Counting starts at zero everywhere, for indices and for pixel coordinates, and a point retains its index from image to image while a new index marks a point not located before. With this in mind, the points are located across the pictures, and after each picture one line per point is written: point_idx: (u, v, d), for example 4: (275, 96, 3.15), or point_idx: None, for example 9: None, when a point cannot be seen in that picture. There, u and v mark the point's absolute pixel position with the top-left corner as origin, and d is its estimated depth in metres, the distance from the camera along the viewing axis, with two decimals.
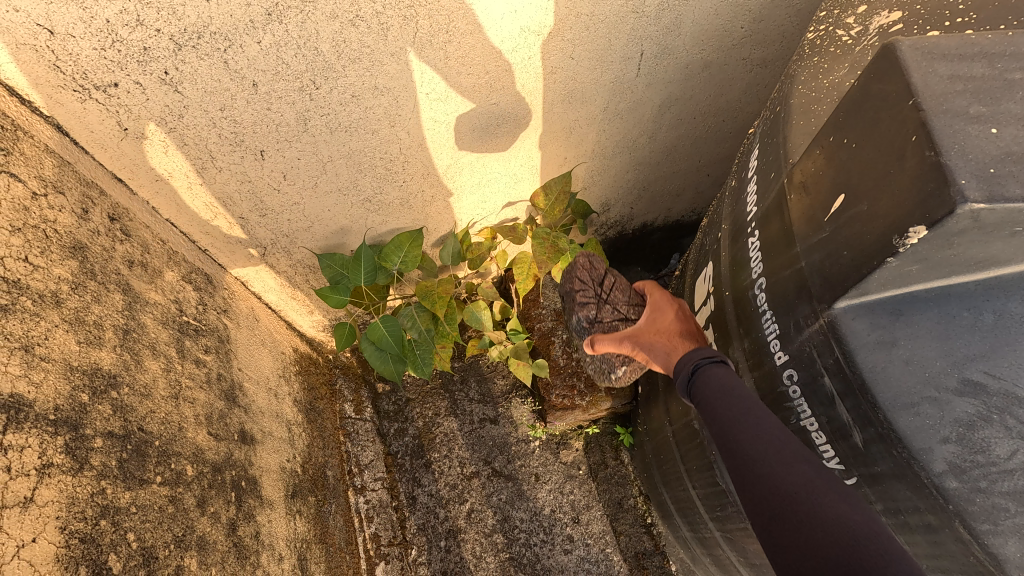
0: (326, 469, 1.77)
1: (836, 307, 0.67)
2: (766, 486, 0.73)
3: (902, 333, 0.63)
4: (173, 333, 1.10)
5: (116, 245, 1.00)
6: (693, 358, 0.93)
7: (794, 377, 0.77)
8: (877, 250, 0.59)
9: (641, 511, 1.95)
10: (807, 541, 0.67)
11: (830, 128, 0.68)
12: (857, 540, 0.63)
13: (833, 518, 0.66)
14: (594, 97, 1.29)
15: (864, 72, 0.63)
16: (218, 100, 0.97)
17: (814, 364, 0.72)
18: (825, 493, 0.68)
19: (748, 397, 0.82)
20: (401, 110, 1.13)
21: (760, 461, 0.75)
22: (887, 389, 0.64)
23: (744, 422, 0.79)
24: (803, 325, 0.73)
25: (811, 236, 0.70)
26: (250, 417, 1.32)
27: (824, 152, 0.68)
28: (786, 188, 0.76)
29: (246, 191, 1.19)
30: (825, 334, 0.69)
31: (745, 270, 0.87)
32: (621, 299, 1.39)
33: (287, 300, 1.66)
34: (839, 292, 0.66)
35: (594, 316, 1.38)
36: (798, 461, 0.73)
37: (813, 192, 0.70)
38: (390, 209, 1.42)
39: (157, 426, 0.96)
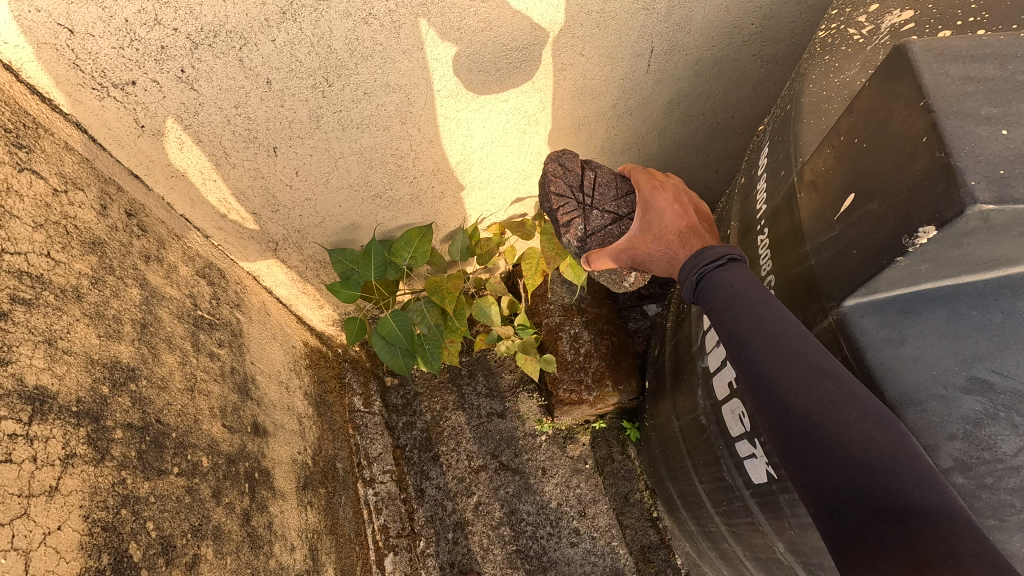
0: (336, 461, 1.79)
1: (844, 305, 0.68)
2: (784, 406, 0.70)
3: (911, 331, 0.64)
4: (188, 326, 1.12)
5: (134, 240, 1.02)
6: (697, 267, 0.86)
7: None
8: (886, 249, 0.60)
9: (647, 505, 1.96)
10: (830, 463, 0.65)
11: (841, 127, 0.69)
12: (881, 459, 0.61)
13: (856, 438, 0.63)
14: (604, 94, 1.29)
15: (875, 74, 0.63)
16: (232, 98, 0.99)
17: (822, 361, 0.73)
18: (846, 410, 0.65)
19: (763, 306, 0.76)
20: (412, 107, 1.14)
21: (774, 380, 0.71)
22: (894, 386, 0.65)
23: (760, 336, 0.74)
24: (812, 322, 0.73)
25: (820, 234, 0.71)
26: (263, 409, 1.35)
27: (834, 151, 0.69)
28: (796, 186, 0.77)
29: (259, 186, 1.21)
30: (834, 332, 0.70)
31: (755, 266, 0.88)
32: (606, 195, 1.16)
33: (298, 294, 1.68)
34: (849, 289, 0.66)
35: (583, 231, 1.12)
36: (818, 374, 0.68)
37: (823, 190, 0.71)
38: (400, 205, 1.43)
39: (174, 419, 0.98)
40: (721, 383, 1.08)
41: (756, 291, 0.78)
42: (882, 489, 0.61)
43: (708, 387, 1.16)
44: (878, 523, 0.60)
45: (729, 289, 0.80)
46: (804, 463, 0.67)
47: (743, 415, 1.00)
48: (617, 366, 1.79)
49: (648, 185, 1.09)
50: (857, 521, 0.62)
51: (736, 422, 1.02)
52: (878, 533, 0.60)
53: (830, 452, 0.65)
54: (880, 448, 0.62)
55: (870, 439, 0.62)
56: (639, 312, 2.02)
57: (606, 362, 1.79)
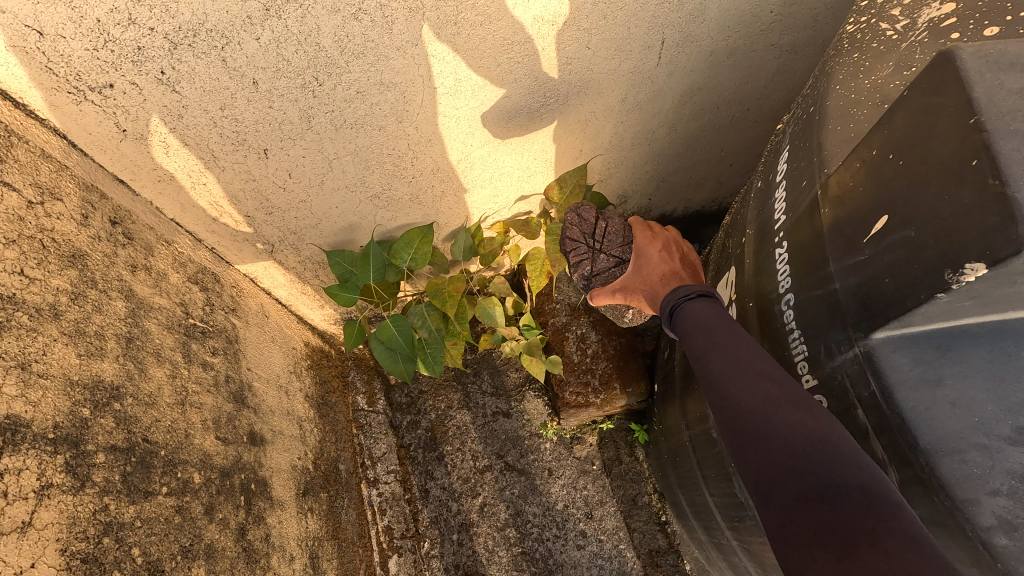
0: (338, 463, 1.77)
1: (874, 339, 0.62)
2: (734, 407, 0.75)
3: (950, 371, 0.58)
4: (179, 337, 1.08)
5: (118, 250, 0.97)
6: (670, 300, 0.97)
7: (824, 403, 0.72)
8: (924, 283, 0.54)
9: (655, 509, 1.92)
10: (772, 455, 0.69)
11: (872, 139, 0.62)
12: (810, 448, 0.66)
13: (788, 429, 0.68)
14: (611, 88, 1.22)
15: (915, 82, 0.57)
16: (218, 100, 0.94)
17: (847, 395, 0.67)
18: (782, 407, 0.70)
19: (723, 326, 0.84)
20: (408, 106, 1.08)
21: (725, 384, 0.77)
22: (929, 432, 0.59)
23: (716, 349, 0.80)
24: (834, 351, 0.67)
25: (847, 256, 0.64)
26: (260, 417, 1.32)
27: (863, 164, 0.63)
28: (819, 200, 0.70)
29: (251, 190, 1.16)
30: (860, 364, 0.64)
31: (771, 281, 0.81)
32: (614, 241, 1.29)
33: (298, 295, 1.64)
34: (878, 320, 0.61)
35: (589, 272, 1.28)
36: (762, 378, 0.74)
37: (850, 207, 0.65)
38: (399, 205, 1.37)
39: (163, 436, 0.95)
40: None
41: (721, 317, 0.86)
42: (812, 475, 0.65)
43: None
44: (808, 505, 0.65)
45: (695, 319, 0.89)
46: (746, 457, 0.72)
47: None
48: (625, 368, 1.74)
49: (643, 232, 1.25)
50: (791, 504, 0.66)
51: None
52: (809, 516, 0.64)
53: (771, 444, 0.69)
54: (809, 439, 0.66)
55: (800, 430, 0.67)
56: None
57: (614, 364, 1.73)
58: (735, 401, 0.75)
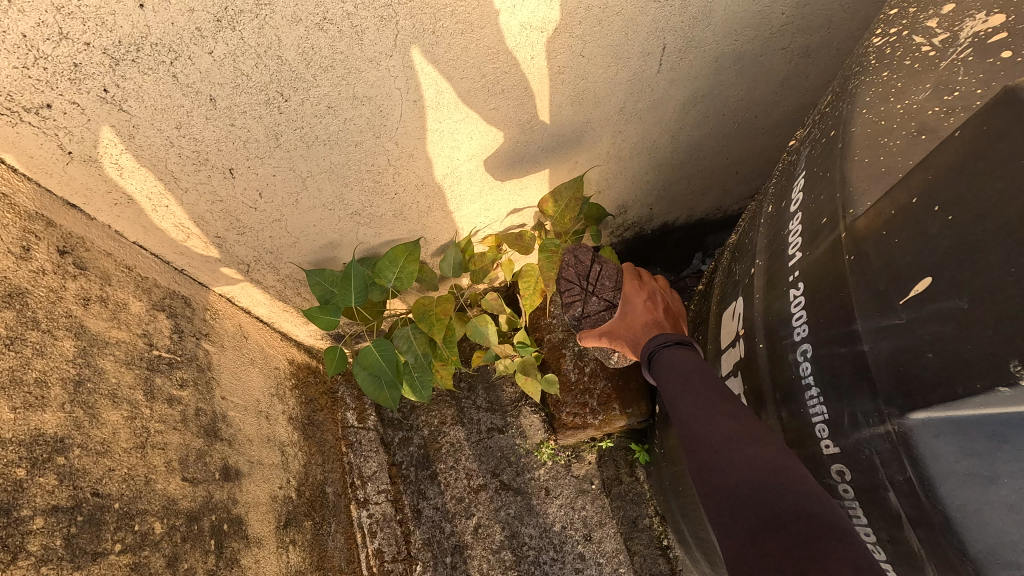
0: (325, 486, 1.69)
1: (911, 420, 0.55)
2: (696, 440, 0.80)
3: (1004, 468, 0.50)
4: (141, 373, 1.00)
5: (67, 283, 0.89)
6: (649, 346, 1.02)
7: (845, 474, 0.64)
8: (982, 369, 0.49)
9: (656, 533, 1.84)
10: (729, 486, 0.72)
11: (911, 185, 0.56)
12: (765, 477, 0.68)
13: (741, 459, 0.72)
14: (609, 98, 1.13)
15: (974, 129, 0.53)
16: (172, 118, 0.85)
17: (876, 471, 0.60)
18: (740, 440, 0.74)
19: (694, 370, 0.91)
20: (386, 121, 0.99)
21: (690, 421, 0.83)
22: (981, 536, 0.52)
23: (682, 390, 0.88)
24: (862, 422, 0.60)
25: (879, 317, 0.57)
26: (235, 449, 1.24)
27: (897, 217, 0.57)
28: (845, 243, 0.61)
29: (219, 210, 1.07)
30: (893, 444, 0.57)
31: (784, 325, 0.72)
32: (606, 284, 1.36)
33: (280, 313, 1.55)
34: (918, 399, 0.54)
35: (580, 313, 1.36)
36: (723, 414, 0.79)
37: (883, 260, 0.57)
38: (382, 221, 1.28)
39: (117, 486, 0.87)
40: None
41: (694, 362, 0.94)
42: (767, 505, 0.67)
43: None
44: (765, 536, 0.66)
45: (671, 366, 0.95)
46: (710, 491, 0.75)
47: None
48: (625, 389, 1.65)
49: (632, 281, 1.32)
50: (750, 536, 0.67)
51: None
52: (764, 544, 0.65)
53: (727, 474, 0.73)
54: (763, 467, 0.69)
55: (754, 459, 0.70)
56: None
57: (613, 384, 1.64)
58: (697, 436, 0.80)
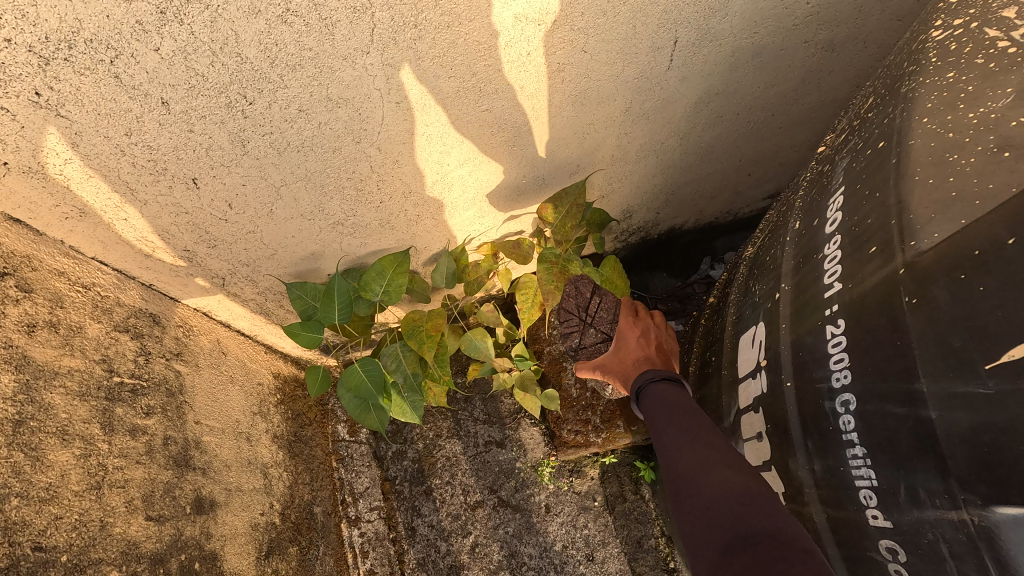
0: (313, 506, 1.61)
1: (998, 512, 0.45)
2: (674, 469, 0.81)
3: None
4: (97, 405, 0.91)
5: (6, 310, 0.80)
6: (636, 380, 1.05)
7: (898, 553, 0.55)
8: None
9: (663, 554, 1.74)
10: (703, 512, 0.72)
11: (999, 218, 0.46)
12: (736, 502, 0.69)
13: (715, 484, 0.73)
14: (614, 97, 1.03)
15: None
16: (121, 124, 0.75)
17: (943, 563, 0.50)
18: (715, 467, 0.75)
19: (676, 403, 0.94)
20: (366, 124, 0.89)
21: (670, 451, 0.85)
22: None
23: (665, 422, 0.90)
24: (924, 498, 0.50)
25: (955, 378, 0.47)
26: (210, 478, 1.15)
27: (985, 259, 0.47)
28: (904, 280, 0.52)
29: (185, 223, 0.98)
30: (971, 536, 0.47)
31: (816, 365, 0.62)
32: (605, 317, 1.34)
33: (262, 325, 1.46)
34: (1011, 489, 0.44)
35: (578, 344, 1.35)
36: (702, 443, 0.81)
37: (961, 309, 0.47)
38: (368, 231, 1.18)
39: (64, 535, 0.79)
40: None
41: (680, 395, 0.97)
42: (736, 528, 0.67)
43: None
44: (733, 558, 0.65)
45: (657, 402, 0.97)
46: (686, 518, 0.75)
47: None
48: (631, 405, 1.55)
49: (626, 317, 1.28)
50: (720, 559, 0.66)
51: None
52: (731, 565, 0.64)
53: (701, 497, 0.73)
54: (734, 490, 0.70)
55: (727, 484, 0.71)
56: None
57: (617, 400, 1.55)
58: (676, 462, 0.82)
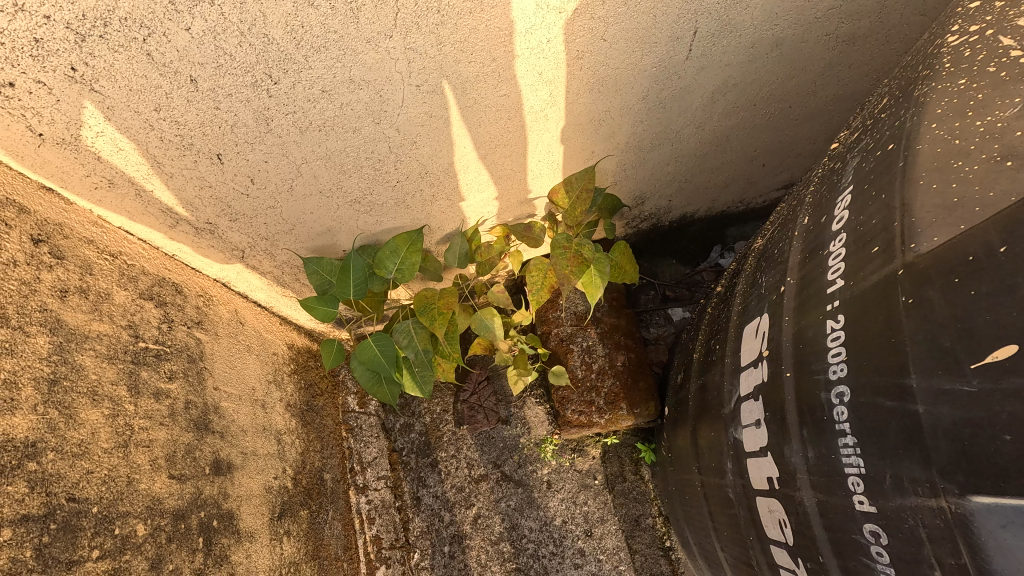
0: (323, 473, 1.67)
1: (972, 502, 0.46)
2: None
3: None
4: (124, 367, 0.95)
5: (42, 274, 0.83)
6: None
7: (881, 538, 0.56)
8: None
9: (660, 533, 1.79)
10: None
11: (994, 224, 0.47)
12: None
13: None
14: (631, 85, 1.03)
15: None
16: (151, 100, 0.77)
17: (921, 548, 0.51)
18: None
19: None
20: (386, 106, 0.91)
21: None
22: None
23: None
24: (907, 488, 0.52)
25: (941, 374, 0.48)
26: (228, 442, 1.21)
27: (978, 264, 0.47)
28: (903, 279, 0.53)
29: (208, 196, 1.01)
30: (947, 523, 0.48)
31: (815, 360, 0.64)
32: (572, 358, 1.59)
33: (278, 298, 1.50)
34: (984, 480, 0.45)
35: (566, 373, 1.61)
36: None
37: (952, 311, 0.48)
38: (384, 209, 1.21)
39: (97, 489, 0.83)
40: (756, 469, 0.83)
41: None
42: None
43: (738, 460, 0.91)
44: None
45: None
46: None
47: (783, 523, 0.76)
48: (634, 388, 1.58)
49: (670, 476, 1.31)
50: None
51: (774, 528, 0.78)
52: None
53: None
54: None
55: None
56: (662, 317, 1.84)
57: (621, 383, 1.58)
58: None
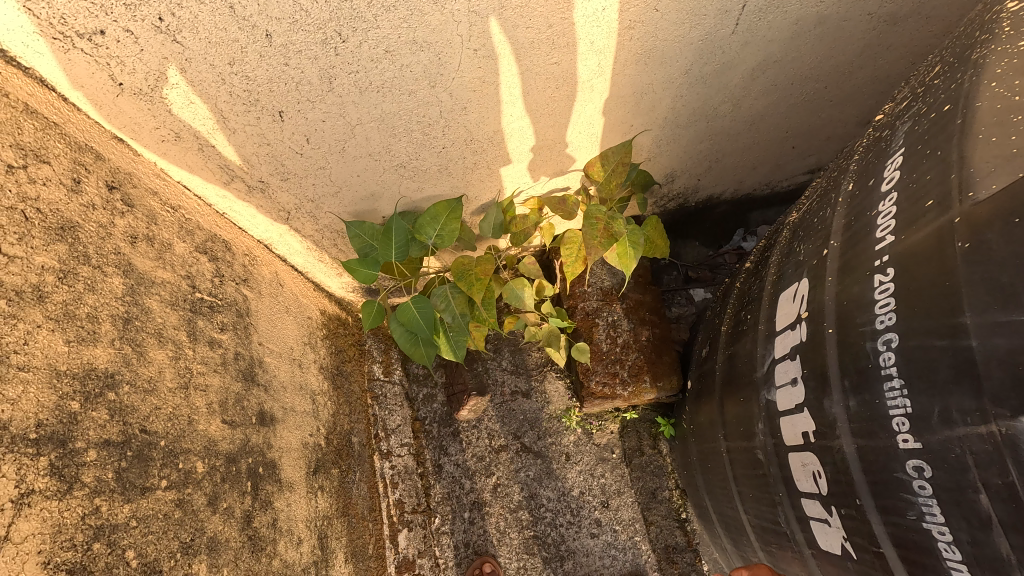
0: (351, 436, 1.72)
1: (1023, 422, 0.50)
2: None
3: None
4: (184, 314, 1.00)
5: (116, 219, 0.88)
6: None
7: (925, 471, 0.59)
8: None
9: (676, 505, 1.84)
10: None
11: None
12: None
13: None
14: (677, 57, 1.06)
15: None
16: (227, 53, 0.81)
17: (967, 474, 0.54)
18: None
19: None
20: (443, 68, 0.94)
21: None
22: None
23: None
24: (956, 419, 0.55)
25: (996, 310, 0.52)
26: (271, 395, 1.26)
27: None
28: (960, 227, 0.56)
29: (265, 154, 1.04)
30: (996, 446, 0.52)
31: (862, 313, 0.68)
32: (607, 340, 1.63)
33: (315, 263, 1.54)
34: None
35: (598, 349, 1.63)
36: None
37: (1009, 251, 0.52)
38: (426, 176, 1.24)
39: (163, 424, 0.88)
40: (790, 426, 0.87)
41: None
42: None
43: (770, 420, 0.95)
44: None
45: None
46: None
47: (818, 475, 0.80)
48: (657, 362, 1.62)
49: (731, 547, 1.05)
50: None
51: (808, 480, 0.82)
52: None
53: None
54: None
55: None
56: (684, 297, 1.88)
57: (645, 356, 1.62)
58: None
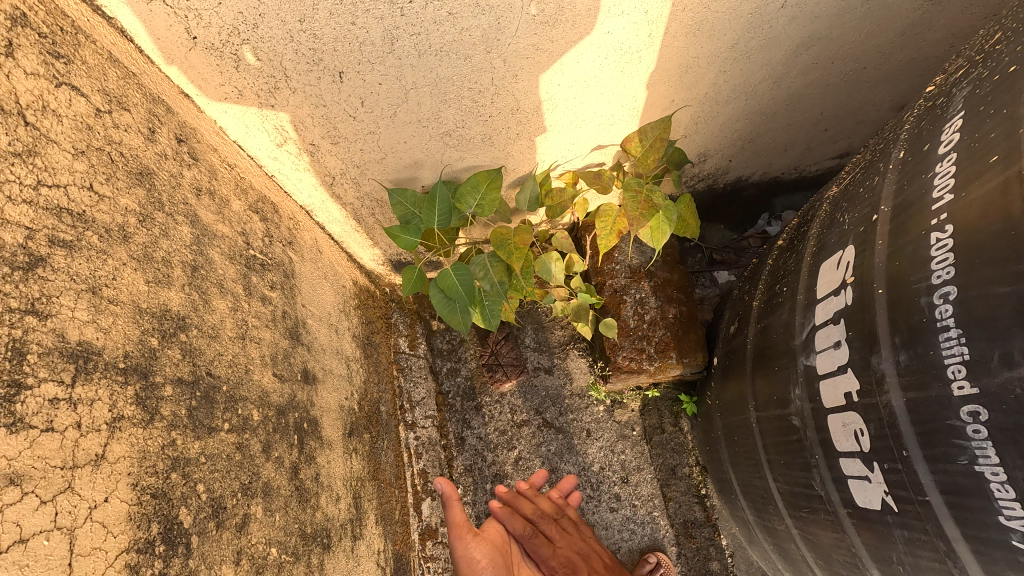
0: (379, 405, 1.75)
1: None
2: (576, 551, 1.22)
3: None
4: (240, 269, 1.03)
5: (184, 170, 0.91)
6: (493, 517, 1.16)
7: (981, 415, 0.63)
8: None
9: (695, 482, 1.88)
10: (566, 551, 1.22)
11: None
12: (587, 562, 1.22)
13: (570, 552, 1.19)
14: (725, 31, 1.08)
15: None
16: (298, 10, 0.84)
17: None
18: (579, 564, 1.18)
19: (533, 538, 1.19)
20: (501, 34, 0.97)
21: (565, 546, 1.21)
22: None
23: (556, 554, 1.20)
24: (1015, 362, 0.58)
25: None
26: (313, 355, 1.29)
27: None
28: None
29: (320, 116, 1.07)
30: None
31: (917, 270, 0.71)
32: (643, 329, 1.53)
33: (351, 233, 1.57)
34: None
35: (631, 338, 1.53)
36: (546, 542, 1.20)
37: None
38: (470, 145, 1.27)
39: (225, 370, 0.91)
40: (830, 388, 0.89)
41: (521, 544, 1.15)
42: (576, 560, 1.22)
43: (808, 385, 0.98)
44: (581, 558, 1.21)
45: (500, 511, 1.17)
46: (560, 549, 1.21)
47: (860, 433, 0.82)
48: (684, 339, 1.65)
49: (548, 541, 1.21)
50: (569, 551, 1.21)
51: (850, 439, 0.84)
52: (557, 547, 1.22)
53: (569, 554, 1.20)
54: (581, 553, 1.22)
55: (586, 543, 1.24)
56: (708, 279, 1.91)
57: (671, 333, 1.64)
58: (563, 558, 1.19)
